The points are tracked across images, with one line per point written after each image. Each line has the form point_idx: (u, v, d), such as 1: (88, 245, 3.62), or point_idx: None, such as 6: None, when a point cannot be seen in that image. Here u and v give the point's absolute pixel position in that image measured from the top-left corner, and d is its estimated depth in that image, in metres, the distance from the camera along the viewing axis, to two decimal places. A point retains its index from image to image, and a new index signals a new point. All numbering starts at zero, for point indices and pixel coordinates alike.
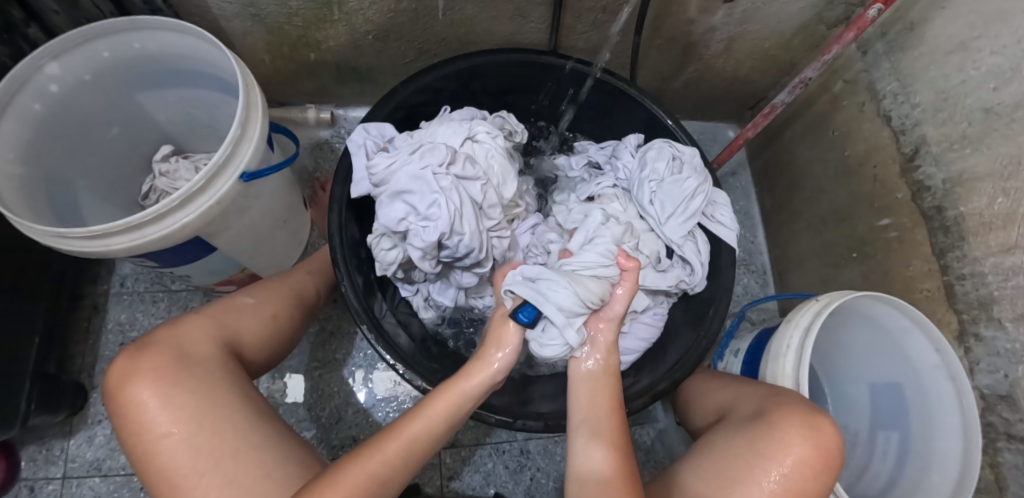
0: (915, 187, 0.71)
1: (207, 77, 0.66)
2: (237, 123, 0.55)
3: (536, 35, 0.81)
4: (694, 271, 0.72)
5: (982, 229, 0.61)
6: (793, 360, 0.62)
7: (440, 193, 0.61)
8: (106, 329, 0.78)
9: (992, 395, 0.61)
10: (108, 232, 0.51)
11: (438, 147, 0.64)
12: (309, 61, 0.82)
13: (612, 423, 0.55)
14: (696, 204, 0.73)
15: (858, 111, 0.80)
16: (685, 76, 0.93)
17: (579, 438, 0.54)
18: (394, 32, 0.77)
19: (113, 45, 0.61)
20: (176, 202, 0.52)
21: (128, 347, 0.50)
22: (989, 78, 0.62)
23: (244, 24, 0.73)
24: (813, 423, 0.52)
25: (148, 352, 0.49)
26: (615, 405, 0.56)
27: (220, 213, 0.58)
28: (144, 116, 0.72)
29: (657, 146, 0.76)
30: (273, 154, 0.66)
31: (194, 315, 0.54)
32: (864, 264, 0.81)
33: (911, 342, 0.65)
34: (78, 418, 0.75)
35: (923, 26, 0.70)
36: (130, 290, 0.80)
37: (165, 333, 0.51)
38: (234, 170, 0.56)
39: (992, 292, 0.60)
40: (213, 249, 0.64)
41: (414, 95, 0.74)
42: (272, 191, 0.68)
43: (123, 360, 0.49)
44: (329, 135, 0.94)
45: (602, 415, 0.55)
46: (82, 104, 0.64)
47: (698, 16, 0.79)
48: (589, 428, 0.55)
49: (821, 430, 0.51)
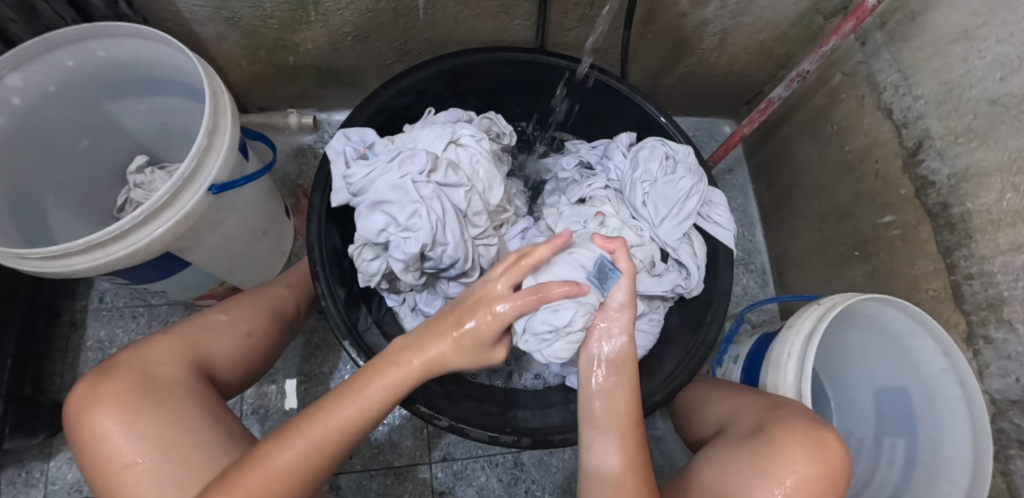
0: (919, 183, 0.68)
1: (180, 85, 0.64)
2: (203, 134, 0.52)
3: (522, 33, 0.79)
4: (690, 275, 0.70)
5: (990, 227, 0.58)
6: (795, 368, 0.59)
7: (421, 203, 0.58)
8: (84, 346, 0.75)
9: (1004, 400, 0.58)
10: (69, 252, 0.49)
11: (416, 153, 0.61)
12: (289, 65, 0.80)
13: (631, 431, 0.52)
14: (692, 205, 0.70)
15: (857, 105, 0.77)
16: (678, 72, 0.90)
17: (592, 438, 0.53)
18: (374, 33, 0.75)
19: (77, 54, 0.58)
20: (140, 218, 0.50)
21: (91, 371, 0.48)
22: (994, 68, 0.59)
23: (217, 29, 0.70)
24: (814, 438, 0.49)
25: (111, 377, 0.47)
26: (634, 413, 0.53)
27: (191, 228, 0.56)
28: (115, 125, 0.70)
29: (650, 145, 0.72)
30: (248, 162, 0.64)
31: (162, 334, 0.52)
32: (867, 263, 0.78)
33: (918, 345, 0.63)
34: (58, 439, 0.72)
35: (924, 15, 0.67)
36: (110, 306, 0.77)
37: (126, 355, 0.49)
38: (202, 182, 0.54)
39: (1001, 293, 0.57)
40: (188, 264, 0.61)
41: (397, 98, 0.71)
42: (248, 202, 0.65)
43: (85, 385, 0.47)
44: (312, 141, 0.91)
45: (618, 420, 0.53)
46: (49, 116, 0.61)
47: (690, 9, 0.76)
48: (601, 425, 0.53)
49: (824, 445, 0.49)
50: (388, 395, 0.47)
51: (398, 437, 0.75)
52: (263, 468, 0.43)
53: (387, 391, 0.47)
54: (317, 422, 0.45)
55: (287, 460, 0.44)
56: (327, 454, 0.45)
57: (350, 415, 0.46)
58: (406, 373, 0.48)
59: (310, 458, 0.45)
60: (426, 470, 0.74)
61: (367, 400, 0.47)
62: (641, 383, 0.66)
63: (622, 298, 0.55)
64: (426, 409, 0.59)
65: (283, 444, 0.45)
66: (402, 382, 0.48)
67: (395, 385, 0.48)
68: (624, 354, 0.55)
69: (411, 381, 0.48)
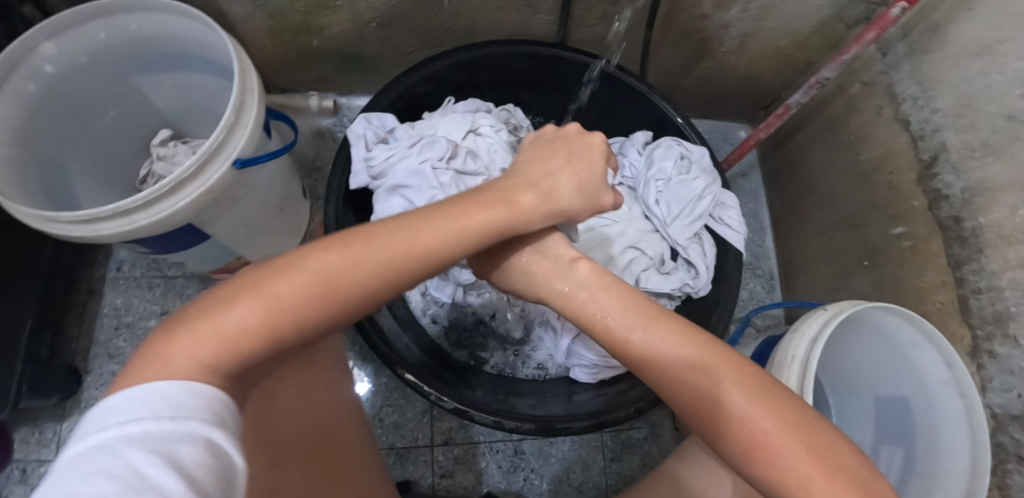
0: (932, 196, 0.68)
1: (208, 61, 0.65)
2: (231, 110, 0.54)
3: (544, 27, 0.80)
4: (698, 275, 0.70)
5: (1000, 242, 0.59)
6: (798, 371, 0.59)
7: (439, 190, 0.61)
8: (101, 313, 0.77)
9: (1004, 415, 0.59)
10: (96, 217, 0.50)
11: (436, 138, 0.63)
12: (312, 48, 0.81)
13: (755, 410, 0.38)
14: (704, 206, 0.70)
15: (875, 115, 0.77)
16: (697, 74, 0.91)
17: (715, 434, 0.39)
18: (397, 20, 0.76)
19: (109, 26, 0.60)
20: (166, 187, 0.51)
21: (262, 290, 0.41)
22: (1014, 84, 0.59)
23: (245, 8, 0.71)
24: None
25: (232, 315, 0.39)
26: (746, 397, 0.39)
27: (213, 200, 0.57)
28: (142, 98, 0.71)
29: (665, 144, 0.73)
30: (271, 141, 0.65)
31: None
32: (874, 273, 0.78)
33: (921, 355, 0.63)
34: (72, 402, 0.74)
35: (947, 27, 0.67)
36: (127, 275, 0.78)
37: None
38: (228, 155, 0.55)
39: (1008, 308, 0.58)
40: (208, 236, 0.62)
41: (420, 86, 0.73)
42: (267, 180, 0.66)
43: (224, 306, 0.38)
44: (332, 124, 0.91)
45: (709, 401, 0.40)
46: (80, 86, 0.63)
47: (712, 11, 0.77)
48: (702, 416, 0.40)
49: None
50: (459, 232, 0.41)
51: (401, 419, 0.76)
52: (308, 269, 0.34)
53: (476, 230, 0.42)
54: (378, 238, 0.37)
55: (335, 267, 0.34)
56: (379, 286, 0.36)
57: (424, 240, 0.39)
58: (486, 223, 0.43)
59: (367, 275, 0.36)
60: (428, 453, 0.75)
61: (463, 228, 0.41)
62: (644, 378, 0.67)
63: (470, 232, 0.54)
64: (432, 390, 0.61)
65: (332, 247, 0.36)
66: (483, 226, 0.42)
67: (472, 234, 0.42)
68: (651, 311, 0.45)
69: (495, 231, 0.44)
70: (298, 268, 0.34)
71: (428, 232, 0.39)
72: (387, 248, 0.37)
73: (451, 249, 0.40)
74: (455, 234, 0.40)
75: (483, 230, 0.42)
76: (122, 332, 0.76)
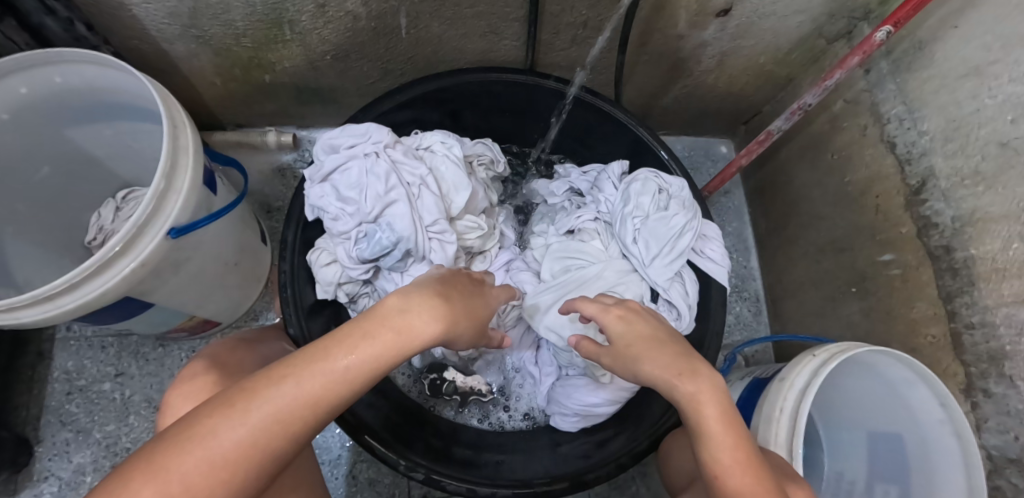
0: (921, 223, 0.65)
1: (145, 111, 0.60)
2: (160, 177, 0.49)
3: (511, 53, 0.75)
4: (680, 315, 0.66)
5: (994, 276, 0.55)
6: (786, 426, 0.56)
7: (369, 178, 0.62)
8: (51, 377, 0.73)
9: (1001, 457, 0.55)
10: (14, 306, 0.45)
11: (374, 126, 0.64)
12: (265, 83, 0.76)
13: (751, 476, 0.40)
14: (685, 243, 0.67)
15: (860, 134, 0.74)
16: (674, 93, 0.87)
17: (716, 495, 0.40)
18: (353, 52, 0.71)
19: (31, 80, 0.54)
20: (90, 268, 0.46)
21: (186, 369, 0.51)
22: (1006, 109, 0.56)
23: (188, 47, 0.66)
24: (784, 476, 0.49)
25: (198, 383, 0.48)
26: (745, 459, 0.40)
27: (151, 273, 0.53)
28: (77, 152, 0.66)
29: (642, 178, 0.69)
30: (215, 198, 0.60)
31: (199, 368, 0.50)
32: (863, 300, 0.75)
33: (914, 394, 0.60)
34: (23, 475, 0.70)
35: (933, 46, 0.64)
36: (78, 335, 0.75)
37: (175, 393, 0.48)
38: (160, 225, 0.51)
39: (1003, 346, 0.54)
40: (152, 305, 0.58)
41: (387, 114, 0.69)
42: (215, 238, 0.62)
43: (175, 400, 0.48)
44: (292, 159, 0.87)
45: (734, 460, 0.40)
46: (7, 144, 0.58)
47: (688, 31, 0.72)
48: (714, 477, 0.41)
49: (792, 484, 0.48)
50: (278, 432, 0.35)
51: (375, 475, 0.74)
52: (187, 454, 0.33)
53: (380, 354, 0.38)
54: (186, 459, 0.33)
55: (220, 449, 0.34)
56: (276, 446, 0.35)
57: (224, 452, 0.33)
58: (303, 399, 0.36)
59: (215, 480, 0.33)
60: None
61: (327, 378, 0.36)
62: (628, 427, 0.65)
63: (595, 311, 0.51)
64: (403, 460, 0.58)
65: (216, 425, 0.34)
66: (364, 368, 0.37)
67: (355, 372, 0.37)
68: (691, 368, 0.43)
69: (391, 358, 0.39)
70: (174, 456, 0.33)
71: (277, 401, 0.35)
72: (200, 468, 0.33)
73: (346, 399, 0.37)
74: (324, 384, 0.36)
75: (342, 393, 0.37)
76: (75, 398, 0.73)
